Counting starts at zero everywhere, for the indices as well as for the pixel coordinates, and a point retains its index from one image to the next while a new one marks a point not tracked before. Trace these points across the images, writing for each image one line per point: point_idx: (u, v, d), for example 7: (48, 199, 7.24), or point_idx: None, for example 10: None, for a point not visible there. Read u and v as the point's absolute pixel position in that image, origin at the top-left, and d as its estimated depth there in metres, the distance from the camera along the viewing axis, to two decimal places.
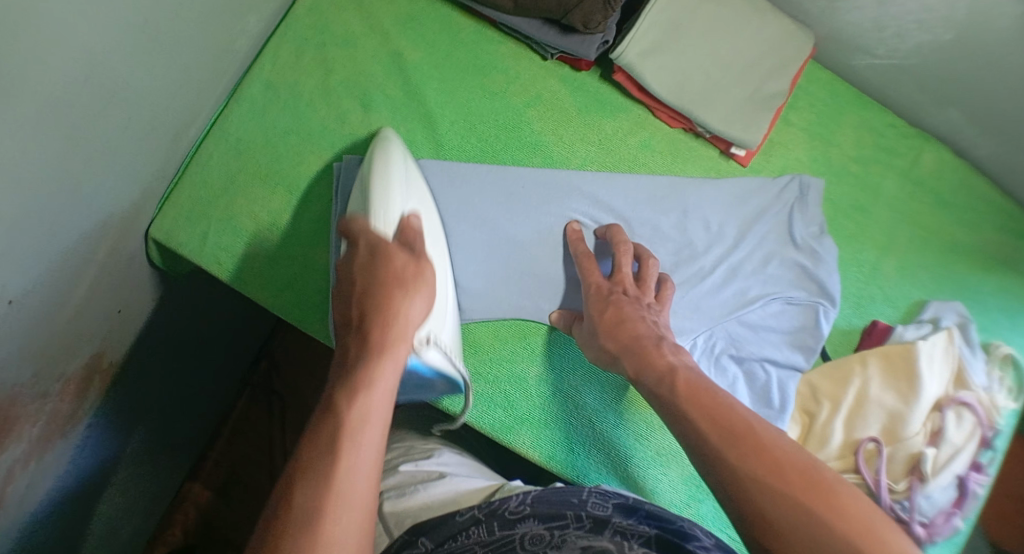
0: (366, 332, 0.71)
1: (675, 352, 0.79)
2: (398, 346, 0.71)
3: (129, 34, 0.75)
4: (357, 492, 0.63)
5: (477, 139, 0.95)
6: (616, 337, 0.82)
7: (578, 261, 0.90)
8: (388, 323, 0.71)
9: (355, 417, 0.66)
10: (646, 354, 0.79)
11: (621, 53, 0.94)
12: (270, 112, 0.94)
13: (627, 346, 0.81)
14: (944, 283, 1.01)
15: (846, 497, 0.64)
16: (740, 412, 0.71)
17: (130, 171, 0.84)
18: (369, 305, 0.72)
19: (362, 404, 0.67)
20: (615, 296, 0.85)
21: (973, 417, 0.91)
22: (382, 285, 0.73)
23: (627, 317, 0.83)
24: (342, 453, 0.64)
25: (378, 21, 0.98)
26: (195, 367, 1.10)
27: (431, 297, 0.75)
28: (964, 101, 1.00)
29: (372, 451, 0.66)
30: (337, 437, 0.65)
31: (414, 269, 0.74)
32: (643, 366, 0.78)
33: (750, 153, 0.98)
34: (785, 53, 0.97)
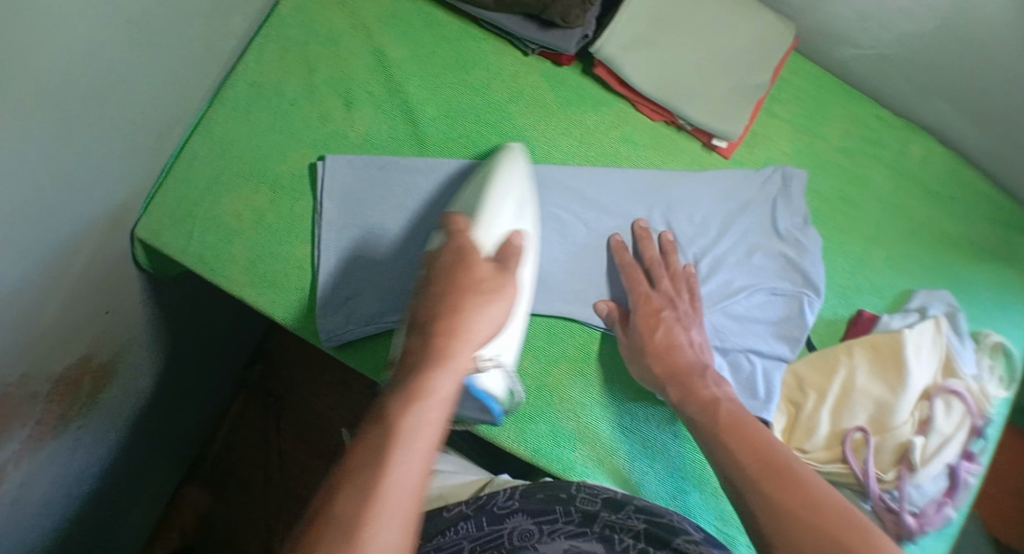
0: (435, 334, 0.66)
1: (718, 381, 0.84)
2: (459, 349, 0.66)
3: (113, 36, 0.76)
4: (393, 509, 0.58)
5: (461, 135, 0.96)
6: (659, 362, 0.86)
7: (624, 269, 0.91)
8: (454, 330, 0.66)
9: (406, 426, 0.61)
10: (691, 384, 0.83)
11: (601, 47, 0.95)
12: (255, 112, 0.95)
13: (670, 373, 0.85)
14: (932, 273, 1.01)
15: (882, 536, 0.64)
16: (781, 451, 0.73)
17: (116, 171, 0.84)
18: (461, 308, 0.67)
19: (417, 413, 0.62)
20: (664, 313, 0.88)
21: (962, 406, 0.91)
22: (478, 288, 0.69)
23: (663, 343, 0.86)
24: (386, 465, 0.59)
25: (362, 20, 0.99)
26: (182, 374, 1.10)
27: (508, 307, 0.70)
28: (949, 91, 1.00)
29: (418, 465, 0.61)
30: (379, 448, 0.60)
31: (493, 279, 0.70)
32: (688, 395, 0.83)
33: (733, 145, 0.98)
34: (767, 45, 0.97)
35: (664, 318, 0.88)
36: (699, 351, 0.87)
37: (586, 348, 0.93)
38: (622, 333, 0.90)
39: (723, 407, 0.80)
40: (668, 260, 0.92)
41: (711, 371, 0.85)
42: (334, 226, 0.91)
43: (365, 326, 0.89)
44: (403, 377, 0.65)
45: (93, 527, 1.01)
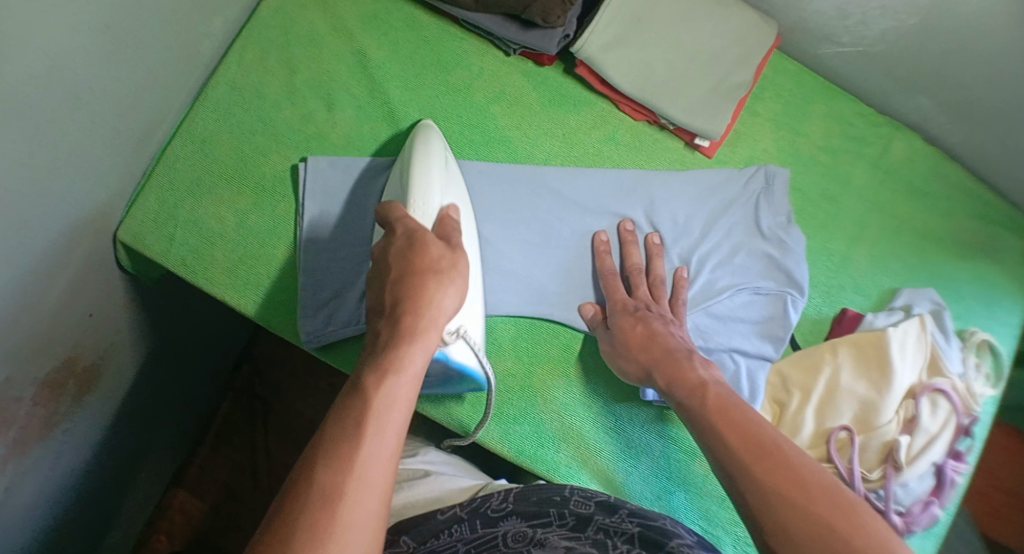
0: (401, 315, 0.68)
1: (702, 364, 0.82)
2: (426, 332, 0.68)
3: (92, 38, 0.75)
4: (375, 472, 0.62)
5: (442, 136, 0.96)
6: (641, 353, 0.85)
7: (603, 279, 0.92)
8: (420, 309, 0.68)
9: (376, 413, 0.64)
10: (676, 368, 0.82)
11: (581, 47, 0.94)
12: (235, 113, 0.95)
13: (653, 359, 0.83)
14: (916, 269, 1.01)
15: (865, 515, 0.65)
16: (770, 434, 0.72)
17: (97, 174, 0.84)
18: (419, 295, 0.69)
19: (387, 394, 0.65)
20: (641, 312, 0.88)
21: (948, 404, 0.91)
22: (428, 266, 0.70)
23: (644, 333, 0.85)
24: (366, 429, 0.63)
25: (342, 21, 0.99)
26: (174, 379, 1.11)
27: (464, 286, 0.72)
28: (931, 88, 1.00)
29: (391, 447, 0.63)
30: (351, 428, 0.63)
31: (448, 259, 0.72)
32: (674, 380, 0.81)
33: (714, 144, 0.98)
34: (748, 44, 0.97)
35: (644, 313, 0.88)
36: (682, 340, 0.86)
37: (569, 349, 0.93)
38: (604, 333, 0.89)
39: (712, 391, 0.78)
40: (651, 267, 0.93)
41: (694, 355, 0.83)
42: (316, 228, 0.91)
43: (345, 327, 0.89)
44: (377, 350, 0.68)
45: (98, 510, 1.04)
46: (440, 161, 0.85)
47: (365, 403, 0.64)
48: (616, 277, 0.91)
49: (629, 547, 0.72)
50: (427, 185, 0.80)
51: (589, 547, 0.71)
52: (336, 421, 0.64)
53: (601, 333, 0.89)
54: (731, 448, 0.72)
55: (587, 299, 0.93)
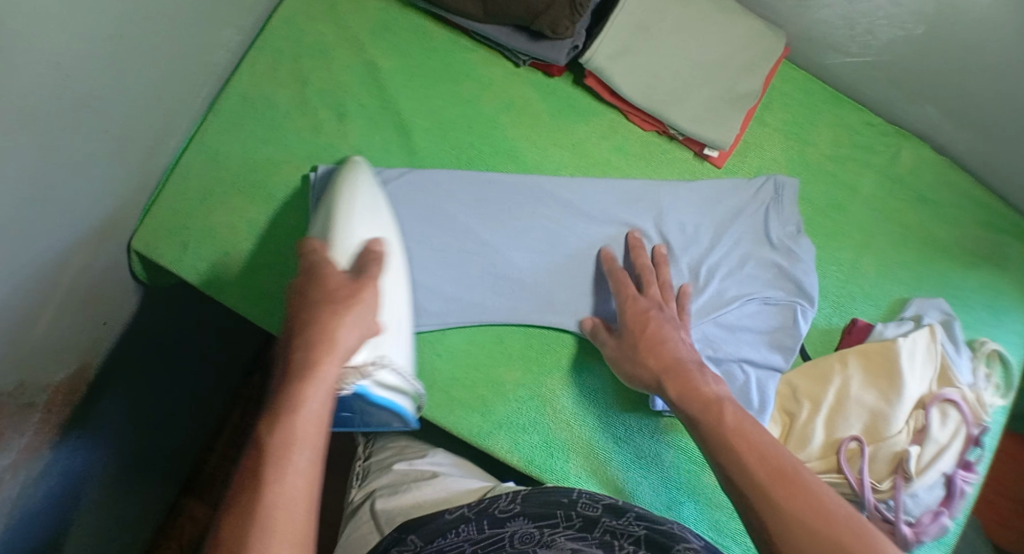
0: (301, 350, 0.70)
1: (706, 377, 0.81)
2: (325, 371, 0.69)
3: (105, 49, 0.76)
4: (289, 509, 0.63)
5: (452, 146, 0.97)
6: (652, 356, 0.84)
7: (613, 278, 0.91)
8: (312, 343, 0.70)
9: (277, 447, 0.65)
10: (681, 382, 0.81)
11: (591, 57, 0.95)
12: (246, 123, 0.95)
13: (656, 377, 0.83)
14: (925, 278, 1.00)
15: (885, 546, 0.65)
16: (778, 459, 0.72)
17: (110, 183, 0.85)
18: (320, 341, 0.71)
19: (280, 427, 0.66)
20: (652, 312, 0.87)
21: (958, 414, 0.90)
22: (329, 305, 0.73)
23: (644, 350, 0.85)
24: (269, 472, 0.64)
25: (352, 31, 0.99)
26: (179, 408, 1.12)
27: (365, 312, 0.74)
28: (939, 97, 1.00)
29: (300, 474, 0.65)
30: (259, 476, 0.64)
31: (347, 288, 0.75)
32: (680, 396, 0.81)
33: (724, 154, 0.98)
34: (756, 53, 0.97)
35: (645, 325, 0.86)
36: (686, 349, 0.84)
37: (578, 359, 0.93)
38: (604, 343, 0.89)
39: (723, 410, 0.77)
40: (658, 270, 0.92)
41: (699, 369, 0.82)
42: None
43: None
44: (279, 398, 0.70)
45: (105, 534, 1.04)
46: (364, 205, 0.87)
47: (271, 454, 0.65)
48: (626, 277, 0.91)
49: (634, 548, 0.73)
50: (349, 218, 0.85)
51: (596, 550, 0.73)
52: (244, 474, 0.65)
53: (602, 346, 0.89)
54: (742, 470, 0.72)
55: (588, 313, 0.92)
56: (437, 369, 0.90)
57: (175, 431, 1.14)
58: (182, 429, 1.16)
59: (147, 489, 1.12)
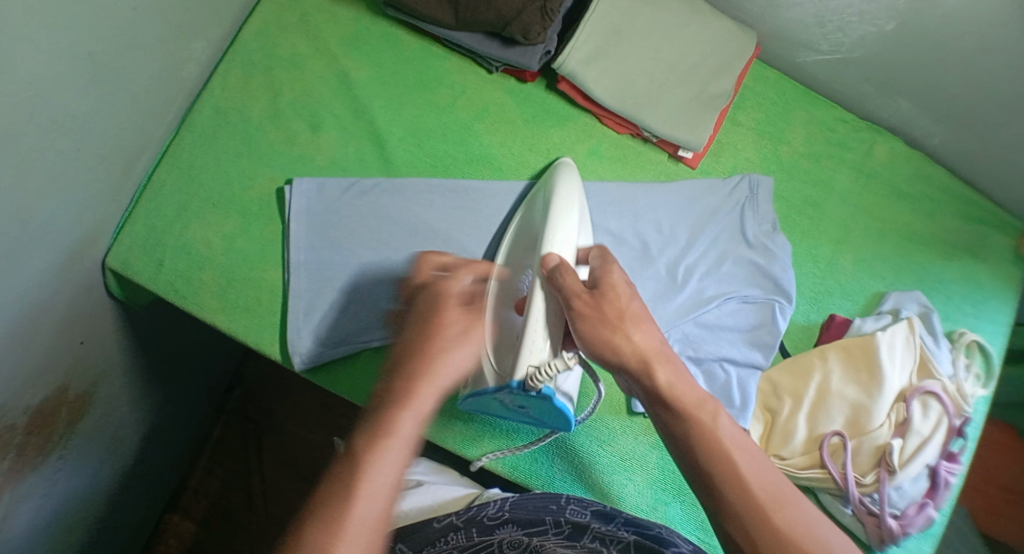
0: (405, 377, 0.71)
1: (637, 325, 0.72)
2: (425, 388, 0.70)
3: (76, 68, 0.76)
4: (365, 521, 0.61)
5: (428, 155, 0.97)
6: (608, 330, 0.72)
7: (557, 276, 0.74)
8: (434, 361, 0.73)
9: (365, 464, 0.64)
10: (596, 327, 0.72)
11: (563, 62, 0.95)
12: (220, 137, 0.95)
13: (582, 315, 0.73)
14: (903, 271, 1.01)
15: None
16: (721, 438, 0.67)
17: (84, 202, 0.84)
18: (422, 361, 0.73)
19: (407, 429, 0.67)
20: (597, 296, 0.73)
21: (939, 405, 0.91)
22: (427, 317, 0.77)
23: (586, 303, 0.73)
24: (350, 484, 0.63)
25: (324, 42, 0.99)
26: (163, 421, 1.13)
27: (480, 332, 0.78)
28: (911, 92, 1.01)
29: (385, 483, 0.64)
30: (340, 491, 0.63)
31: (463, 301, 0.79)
32: (592, 340, 0.72)
33: (698, 155, 0.99)
34: (727, 54, 0.98)
35: (603, 276, 0.75)
36: (631, 293, 0.74)
37: None
38: (552, 291, 0.75)
39: (658, 373, 0.70)
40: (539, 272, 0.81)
41: (628, 310, 0.72)
42: (301, 249, 0.92)
43: (337, 348, 0.89)
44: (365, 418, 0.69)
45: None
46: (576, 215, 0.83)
47: (357, 461, 0.64)
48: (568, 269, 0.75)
49: None
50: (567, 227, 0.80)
51: None
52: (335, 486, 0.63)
53: (536, 280, 0.77)
54: (685, 447, 0.68)
55: (555, 248, 0.78)
56: None
57: (161, 447, 1.14)
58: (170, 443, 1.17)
59: (138, 509, 1.14)
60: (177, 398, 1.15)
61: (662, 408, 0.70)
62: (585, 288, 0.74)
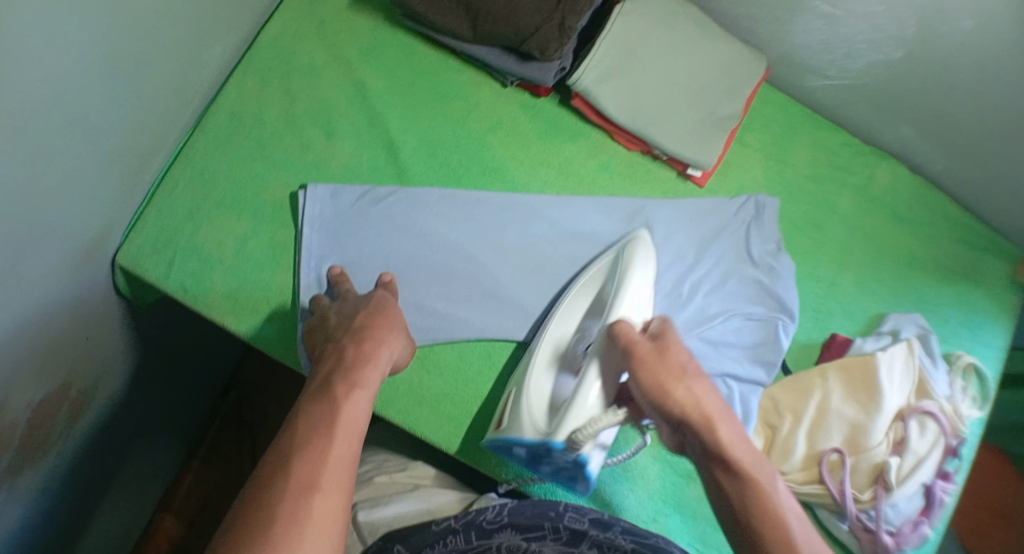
0: (333, 343, 0.79)
1: (696, 380, 0.76)
2: (371, 372, 0.75)
3: (95, 66, 0.77)
4: (326, 496, 0.65)
5: (440, 165, 0.98)
6: (669, 387, 0.76)
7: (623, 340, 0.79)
8: (360, 337, 0.79)
9: (302, 431, 0.69)
10: (658, 379, 0.76)
11: (578, 79, 0.97)
12: (234, 141, 0.96)
13: (645, 368, 0.77)
14: (902, 295, 1.03)
15: None
16: (777, 501, 0.71)
17: (97, 199, 0.85)
18: (347, 335, 0.80)
19: (355, 395, 0.73)
20: (662, 354, 0.78)
21: (936, 426, 0.93)
22: (388, 314, 0.83)
23: (649, 354, 0.78)
24: (297, 455, 0.67)
25: (341, 51, 1.01)
26: (163, 404, 1.13)
27: (393, 323, 0.83)
28: (915, 119, 1.03)
29: (340, 458, 0.68)
30: (283, 459, 0.67)
31: (380, 298, 0.86)
32: (650, 390, 0.76)
33: (707, 174, 1.00)
34: (738, 77, 1.00)
35: (664, 336, 0.80)
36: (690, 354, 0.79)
37: None
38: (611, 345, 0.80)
39: (719, 428, 0.74)
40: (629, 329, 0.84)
41: (689, 367, 0.77)
42: (313, 254, 0.93)
43: None
44: (325, 380, 0.75)
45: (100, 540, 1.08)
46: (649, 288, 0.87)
47: (296, 432, 0.69)
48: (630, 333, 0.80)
49: None
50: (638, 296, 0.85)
51: None
52: (277, 450, 0.68)
53: (595, 347, 0.82)
54: (738, 505, 0.72)
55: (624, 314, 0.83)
56: (424, 386, 0.91)
57: (159, 433, 1.15)
58: (168, 428, 1.17)
59: (133, 496, 1.14)
60: (178, 389, 1.16)
61: (720, 464, 0.73)
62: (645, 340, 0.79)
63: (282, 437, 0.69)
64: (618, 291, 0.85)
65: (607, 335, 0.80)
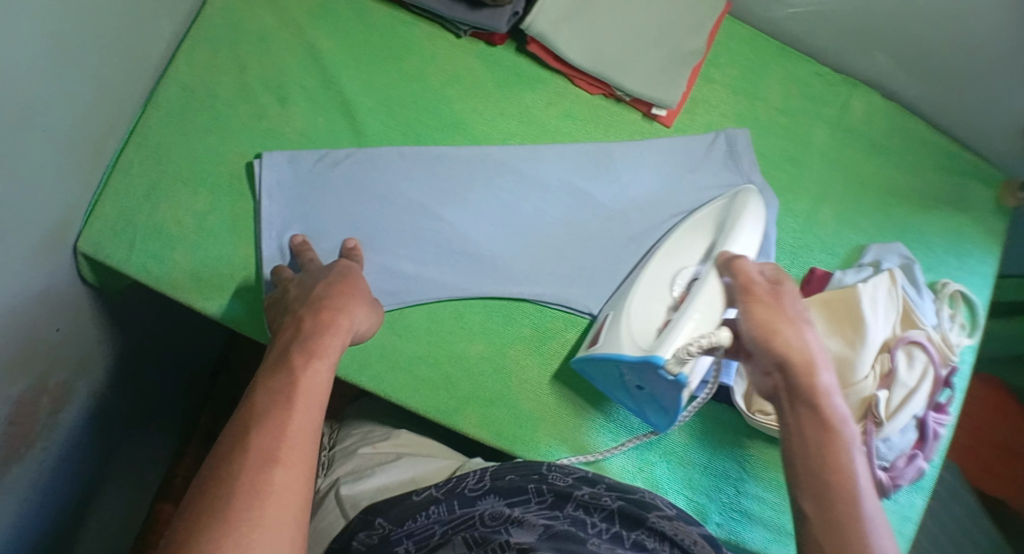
0: (292, 314, 0.77)
1: (809, 327, 0.77)
2: (331, 342, 0.73)
3: (39, 46, 0.74)
4: (287, 467, 0.64)
5: (398, 123, 0.96)
6: (774, 323, 0.76)
7: (739, 277, 0.78)
8: (318, 307, 0.77)
9: (262, 400, 0.67)
10: (767, 315, 0.76)
11: (531, 24, 0.94)
12: (187, 114, 0.94)
13: (758, 300, 0.77)
14: (884, 224, 1.00)
15: None
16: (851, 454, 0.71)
17: (53, 184, 0.83)
18: (303, 305, 0.78)
19: (313, 363, 0.71)
20: (776, 296, 0.78)
21: (924, 355, 0.90)
22: (351, 283, 0.81)
23: (766, 290, 0.78)
24: (256, 426, 0.65)
25: (289, 14, 0.98)
26: (147, 394, 1.12)
27: (358, 291, 0.81)
28: (886, 43, 1.00)
29: (301, 428, 0.66)
30: (242, 432, 0.65)
31: (340, 268, 0.84)
32: (758, 324, 0.76)
33: (672, 113, 0.98)
34: (699, 12, 0.98)
35: (781, 280, 0.79)
36: (803, 306, 0.79)
37: (541, 328, 0.92)
38: (727, 275, 0.80)
39: (821, 376, 0.74)
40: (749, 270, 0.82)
41: (795, 312, 0.77)
42: (275, 225, 0.91)
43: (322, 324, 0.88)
44: (285, 349, 0.73)
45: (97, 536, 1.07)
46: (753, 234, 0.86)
47: (255, 404, 0.67)
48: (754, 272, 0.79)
49: (608, 524, 0.75)
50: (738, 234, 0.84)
51: (569, 527, 0.74)
52: (236, 424, 0.66)
53: (709, 266, 0.82)
54: (812, 445, 0.72)
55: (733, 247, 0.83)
56: (398, 350, 0.89)
57: (144, 424, 1.13)
58: (154, 418, 1.16)
59: (127, 487, 1.13)
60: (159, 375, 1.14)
61: (807, 410, 0.74)
62: (769, 281, 0.79)
63: (241, 411, 0.67)
64: (724, 240, 0.85)
65: (726, 267, 0.80)
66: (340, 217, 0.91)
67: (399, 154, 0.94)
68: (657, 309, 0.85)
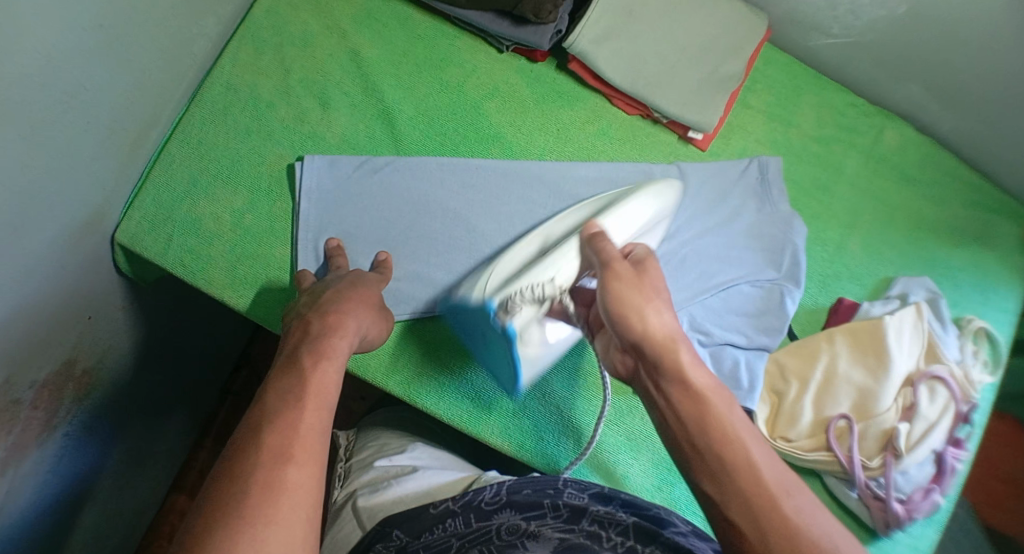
0: (298, 318, 0.79)
1: (667, 303, 0.71)
2: (339, 343, 0.75)
3: (88, 38, 0.76)
4: (298, 462, 0.63)
5: (437, 132, 0.97)
6: (633, 298, 0.71)
7: (602, 255, 0.75)
8: (324, 310, 0.78)
9: (269, 399, 0.68)
10: (625, 293, 0.71)
11: (574, 41, 0.96)
12: (230, 112, 0.95)
13: (618, 277, 0.72)
14: (912, 257, 1.01)
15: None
16: (730, 421, 0.66)
17: (94, 174, 0.84)
18: (310, 310, 0.79)
19: (322, 364, 0.72)
20: (626, 269, 0.73)
21: (946, 391, 0.90)
22: (360, 289, 0.83)
23: (625, 268, 0.73)
24: (266, 423, 0.65)
25: (335, 20, 1.00)
26: (168, 386, 1.13)
27: (366, 298, 0.83)
28: (922, 78, 1.01)
29: (311, 425, 0.66)
30: (253, 430, 0.65)
31: (348, 276, 0.85)
32: (613, 300, 0.71)
33: (708, 137, 0.99)
34: (739, 37, 0.99)
35: (643, 256, 0.76)
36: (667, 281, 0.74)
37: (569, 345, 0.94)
38: (589, 253, 0.78)
39: (680, 352, 0.68)
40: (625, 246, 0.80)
41: (659, 285, 0.72)
42: (311, 226, 0.92)
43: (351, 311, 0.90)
44: (292, 352, 0.74)
45: (108, 523, 1.07)
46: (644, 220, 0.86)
47: (263, 404, 0.67)
48: (603, 243, 0.76)
49: (623, 539, 0.75)
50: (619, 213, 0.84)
51: (585, 545, 0.74)
52: (248, 423, 0.66)
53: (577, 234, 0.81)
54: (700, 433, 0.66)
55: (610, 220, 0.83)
56: (426, 358, 0.90)
57: (164, 415, 1.15)
58: (174, 409, 1.17)
59: (144, 480, 1.15)
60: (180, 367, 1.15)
61: (677, 388, 0.68)
62: (625, 260, 0.75)
63: (251, 412, 0.67)
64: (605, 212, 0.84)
65: (595, 237, 0.78)
66: (376, 222, 0.93)
67: (436, 163, 0.95)
68: (517, 264, 0.84)
